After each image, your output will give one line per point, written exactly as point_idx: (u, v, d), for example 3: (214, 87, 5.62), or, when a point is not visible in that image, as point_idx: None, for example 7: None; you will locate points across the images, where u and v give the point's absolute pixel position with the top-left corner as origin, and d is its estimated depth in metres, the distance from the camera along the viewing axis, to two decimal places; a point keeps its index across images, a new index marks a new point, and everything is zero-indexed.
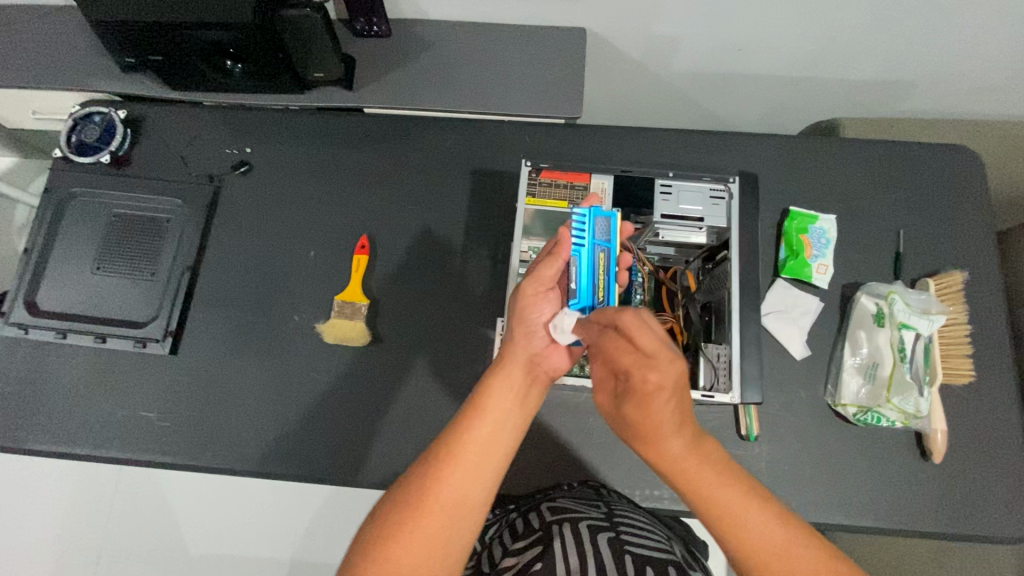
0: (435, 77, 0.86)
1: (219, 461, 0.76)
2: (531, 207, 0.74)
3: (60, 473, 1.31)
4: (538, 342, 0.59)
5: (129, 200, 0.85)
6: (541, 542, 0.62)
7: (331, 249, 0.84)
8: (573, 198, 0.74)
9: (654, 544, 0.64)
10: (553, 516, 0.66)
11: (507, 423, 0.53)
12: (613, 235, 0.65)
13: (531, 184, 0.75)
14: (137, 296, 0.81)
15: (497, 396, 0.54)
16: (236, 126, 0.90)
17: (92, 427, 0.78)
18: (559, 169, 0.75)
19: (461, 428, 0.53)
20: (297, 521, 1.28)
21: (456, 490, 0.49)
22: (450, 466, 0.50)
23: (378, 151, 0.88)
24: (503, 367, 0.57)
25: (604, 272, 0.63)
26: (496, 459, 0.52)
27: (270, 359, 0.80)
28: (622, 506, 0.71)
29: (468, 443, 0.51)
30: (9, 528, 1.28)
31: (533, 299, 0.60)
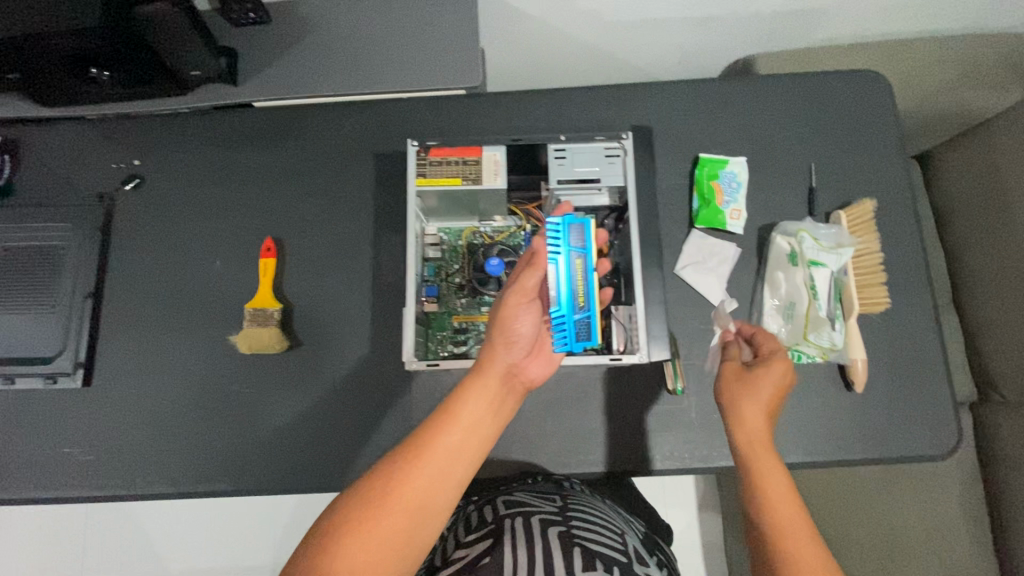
0: (323, 61, 0.82)
1: (150, 487, 0.74)
2: (423, 188, 0.71)
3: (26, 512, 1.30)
4: (516, 353, 0.62)
5: (17, 231, 0.80)
6: (491, 535, 0.64)
7: (238, 255, 0.80)
8: (466, 173, 0.71)
9: (605, 537, 0.66)
10: (507, 511, 0.68)
11: (477, 431, 0.56)
12: (588, 241, 0.70)
13: (421, 164, 0.72)
14: (38, 331, 0.77)
15: (472, 403, 0.57)
16: (121, 139, 0.85)
17: (14, 471, 0.75)
18: (447, 147, 0.73)
19: (434, 429, 0.55)
20: (272, 528, 1.29)
21: (424, 490, 0.51)
22: (420, 466, 0.52)
23: (275, 148, 0.84)
24: (482, 372, 0.59)
25: (582, 277, 0.70)
26: (464, 465, 0.54)
27: (191, 378, 0.77)
28: (577, 501, 0.72)
29: (438, 448, 0.53)
30: None
31: (514, 309, 0.61)
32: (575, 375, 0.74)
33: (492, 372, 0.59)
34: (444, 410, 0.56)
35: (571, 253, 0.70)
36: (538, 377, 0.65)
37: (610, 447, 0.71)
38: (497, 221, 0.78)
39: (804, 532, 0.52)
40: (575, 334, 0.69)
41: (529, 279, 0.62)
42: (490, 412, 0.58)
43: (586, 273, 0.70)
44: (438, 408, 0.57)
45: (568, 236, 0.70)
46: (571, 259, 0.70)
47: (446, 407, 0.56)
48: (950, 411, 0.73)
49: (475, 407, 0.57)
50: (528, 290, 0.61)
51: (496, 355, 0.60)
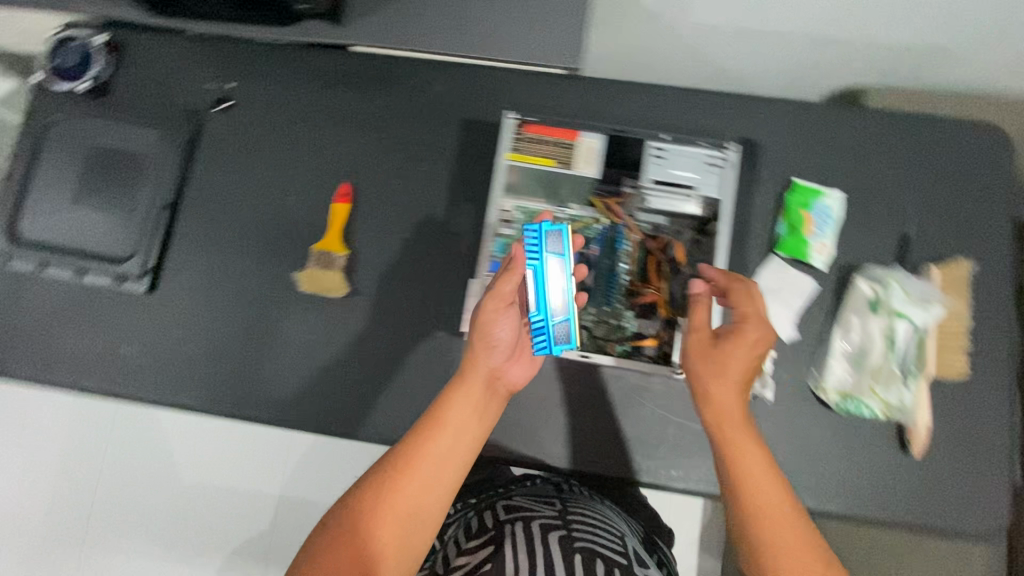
0: (427, 16, 0.80)
1: (195, 402, 0.77)
2: (513, 163, 0.74)
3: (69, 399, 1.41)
4: (496, 357, 0.64)
5: (111, 132, 0.83)
6: (492, 542, 0.68)
7: (312, 195, 0.81)
8: (559, 155, 0.74)
9: (604, 541, 0.70)
10: (508, 519, 0.73)
11: (461, 438, 0.60)
12: (568, 246, 0.66)
13: (517, 138, 0.75)
14: (116, 232, 0.80)
15: (456, 410, 0.61)
16: (218, 59, 0.85)
17: (72, 360, 0.79)
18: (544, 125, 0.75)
19: (419, 441, 0.59)
20: (286, 460, 1.37)
21: (413, 502, 0.57)
22: (406, 480, 0.57)
23: (364, 95, 0.83)
24: (465, 383, 0.62)
25: (561, 280, 0.66)
26: (449, 473, 0.59)
27: (246, 306, 0.79)
28: (577, 506, 0.77)
29: (424, 460, 0.58)
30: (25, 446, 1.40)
31: (492, 316, 0.63)
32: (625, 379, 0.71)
33: (475, 380, 0.62)
34: (430, 419, 0.60)
35: (547, 260, 0.66)
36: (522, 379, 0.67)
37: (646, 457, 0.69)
38: (574, 209, 0.75)
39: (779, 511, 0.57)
40: (555, 338, 0.66)
41: (507, 285, 0.63)
42: (473, 420, 0.61)
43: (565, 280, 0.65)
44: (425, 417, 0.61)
45: (545, 243, 0.66)
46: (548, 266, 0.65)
47: (431, 417, 0.60)
48: (1005, 494, 0.69)
49: (459, 416, 0.60)
50: (506, 295, 0.63)
51: (477, 364, 0.63)
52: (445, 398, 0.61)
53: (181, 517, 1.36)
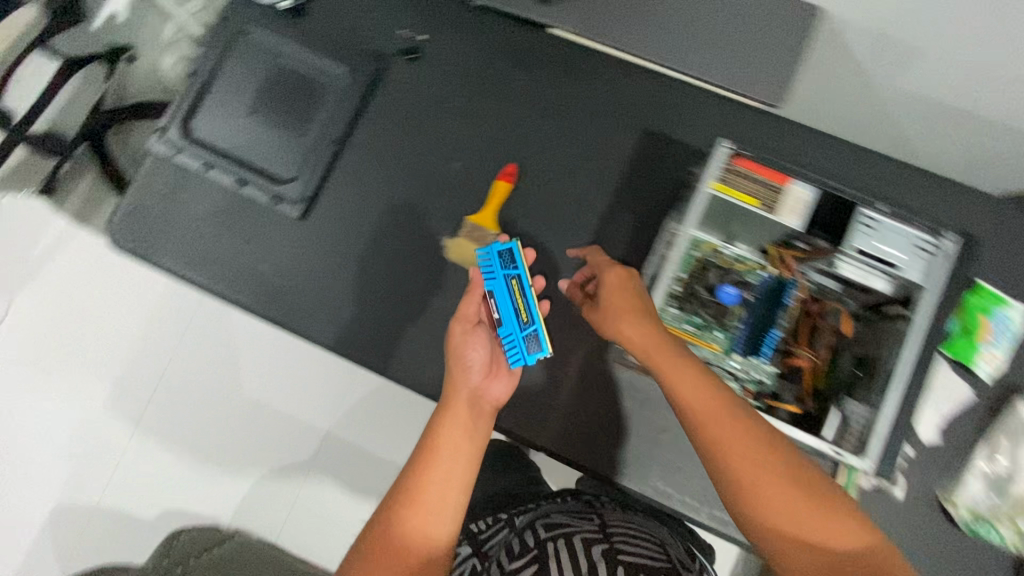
0: (639, 17, 0.77)
1: (318, 334, 0.79)
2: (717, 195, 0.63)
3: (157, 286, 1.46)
4: (474, 378, 0.69)
5: (298, 54, 0.83)
6: (536, 562, 0.66)
7: (475, 166, 0.81)
8: (765, 196, 0.64)
9: (646, 552, 0.68)
10: (547, 533, 0.70)
11: (455, 458, 0.64)
12: (519, 262, 0.71)
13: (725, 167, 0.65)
14: (283, 153, 0.81)
15: (446, 432, 0.65)
16: (415, 8, 0.84)
17: (214, 263, 0.81)
18: (761, 159, 0.64)
19: (418, 471, 0.64)
20: (345, 396, 1.40)
21: (419, 533, 0.61)
22: (406, 514, 0.61)
23: (550, 80, 0.81)
24: (451, 405, 0.67)
25: (522, 296, 0.70)
26: (451, 496, 0.62)
27: (389, 259, 0.80)
28: (613, 518, 0.75)
29: (426, 491, 0.62)
30: (107, 316, 1.46)
31: (463, 340, 0.69)
32: None
33: (455, 404, 0.67)
34: (425, 449, 0.65)
35: (505, 276, 0.70)
36: (506, 392, 0.71)
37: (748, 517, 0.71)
38: (740, 249, 0.71)
39: (777, 491, 0.56)
40: (526, 349, 0.69)
41: (469, 307, 0.70)
42: (465, 437, 0.65)
43: (526, 297, 0.70)
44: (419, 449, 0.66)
45: (497, 260, 0.71)
46: (506, 281, 0.70)
47: (426, 446, 0.65)
48: None
49: (450, 437, 0.65)
50: (470, 316, 0.70)
51: (457, 386, 0.68)
52: (435, 424, 0.66)
53: (232, 425, 1.41)
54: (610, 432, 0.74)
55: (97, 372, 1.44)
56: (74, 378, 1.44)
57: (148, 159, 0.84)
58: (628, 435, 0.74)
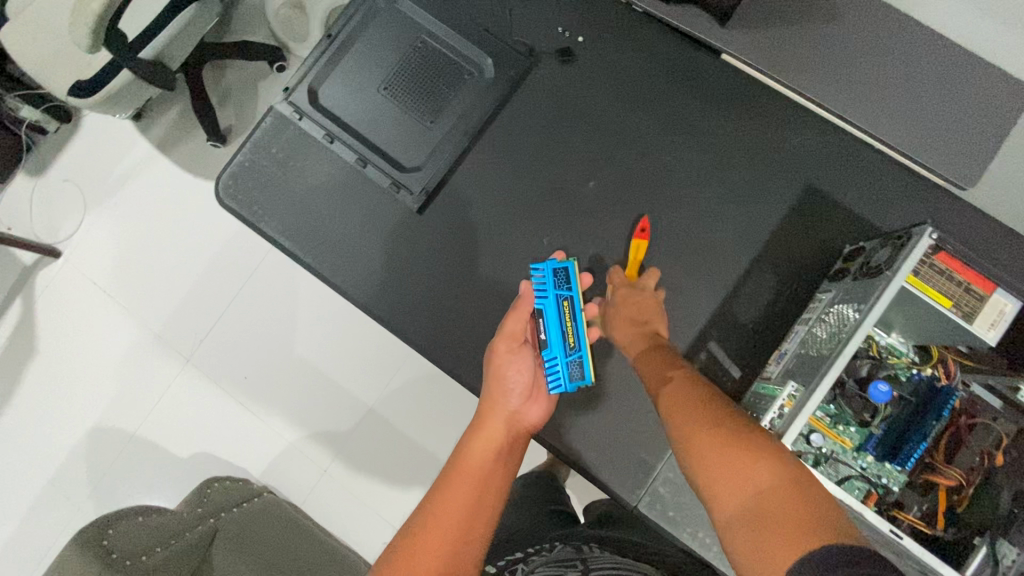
0: (828, 60, 0.70)
1: (414, 335, 0.75)
2: (910, 287, 0.57)
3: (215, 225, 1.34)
4: (513, 401, 0.64)
5: (445, 35, 0.78)
6: None
7: (610, 189, 0.75)
8: (961, 301, 0.58)
9: None
10: None
11: (485, 483, 0.56)
12: (574, 284, 0.69)
13: (921, 261, 0.58)
14: (411, 138, 0.76)
15: (475, 455, 0.58)
16: (577, 5, 0.77)
17: (319, 239, 0.78)
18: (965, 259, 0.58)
19: (443, 490, 0.56)
20: (391, 380, 1.29)
21: (443, 560, 0.51)
22: (427, 535, 0.52)
23: (710, 110, 0.74)
24: (483, 424, 0.61)
25: (571, 319, 0.69)
26: (480, 525, 0.54)
27: (501, 270, 0.75)
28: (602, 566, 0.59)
29: (448, 511, 0.54)
30: (155, 249, 1.34)
31: (505, 358, 0.65)
32: None
33: (488, 423, 0.61)
34: (451, 469, 0.58)
35: (557, 296, 0.69)
36: (543, 418, 0.66)
37: None
38: (892, 339, 0.64)
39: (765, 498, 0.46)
40: (568, 376, 0.69)
41: (512, 326, 0.66)
42: (496, 460, 0.59)
43: (575, 321, 0.69)
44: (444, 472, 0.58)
45: (552, 280, 0.69)
46: (560, 304, 0.69)
47: (454, 466, 0.58)
48: None
49: (479, 456, 0.58)
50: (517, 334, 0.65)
51: (495, 404, 0.63)
52: (465, 444, 0.60)
53: (275, 384, 1.30)
54: None
55: (142, 302, 1.34)
56: (118, 305, 1.34)
57: (270, 116, 0.80)
58: None
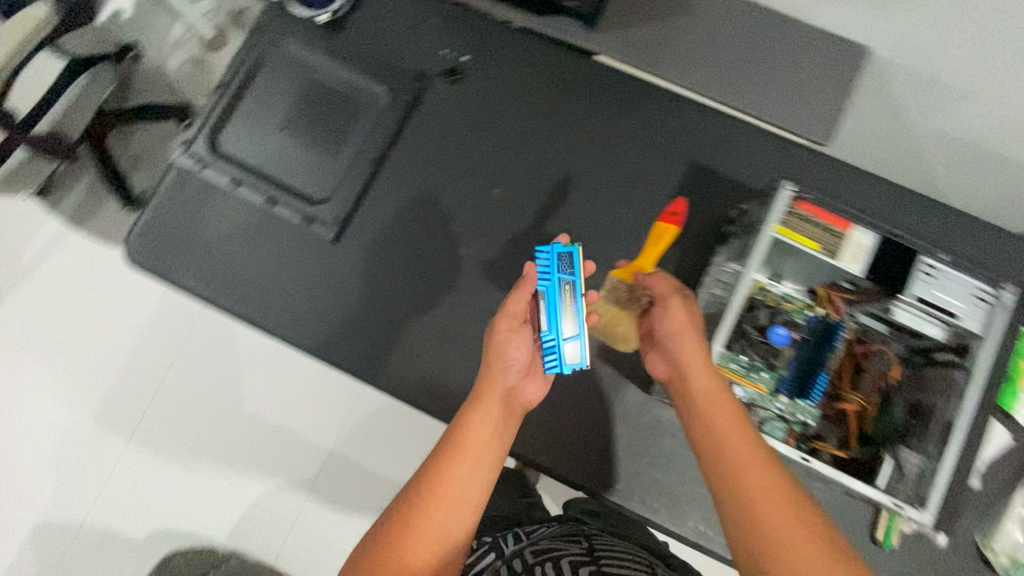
0: (685, 50, 0.78)
1: (347, 361, 0.76)
2: (777, 237, 0.64)
3: (143, 292, 1.31)
4: (511, 377, 0.66)
5: (336, 70, 0.81)
6: None
7: (512, 191, 0.79)
8: (826, 241, 0.64)
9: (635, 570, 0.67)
10: (535, 559, 0.69)
11: (482, 459, 0.61)
12: (578, 269, 0.65)
13: (787, 211, 0.65)
14: (317, 172, 0.79)
15: (473, 431, 0.62)
16: (458, 27, 0.82)
17: (237, 284, 0.78)
18: (822, 204, 0.64)
19: (445, 463, 0.60)
20: (347, 417, 1.27)
21: (441, 526, 0.57)
22: (430, 506, 0.58)
23: (594, 106, 0.80)
24: (481, 399, 0.64)
25: (572, 304, 0.64)
26: (475, 493, 0.60)
27: (423, 284, 0.77)
28: (604, 541, 0.73)
29: (447, 483, 0.59)
30: (82, 325, 1.29)
31: (506, 335, 0.65)
32: None
33: (488, 400, 0.64)
34: (452, 442, 0.62)
35: (559, 279, 0.65)
36: (536, 395, 0.69)
37: None
38: (785, 285, 0.70)
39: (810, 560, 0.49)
40: (566, 360, 0.64)
41: (517, 304, 0.65)
42: (493, 435, 0.63)
43: (576, 304, 0.64)
44: (445, 442, 0.63)
45: (555, 265, 0.65)
46: (561, 286, 0.64)
47: (455, 439, 0.62)
48: None
49: (477, 433, 0.62)
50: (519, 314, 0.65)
51: (493, 379, 0.65)
52: (462, 417, 0.63)
53: (228, 444, 1.26)
54: (649, 469, 0.73)
55: (74, 381, 1.28)
56: (46, 390, 1.27)
57: (173, 170, 0.80)
58: (668, 473, 0.72)
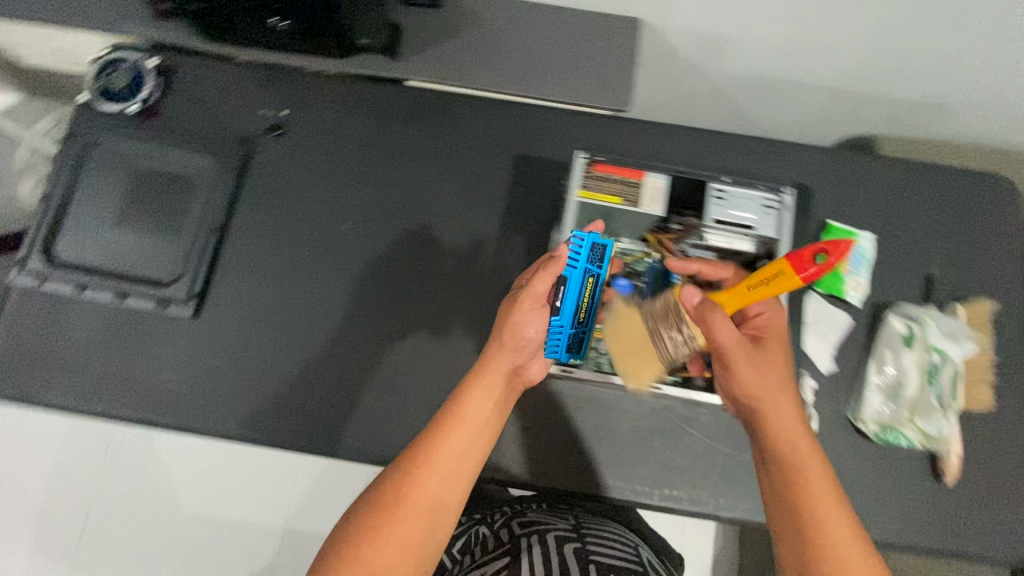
0: (481, 58, 0.84)
1: (237, 430, 0.76)
2: (584, 201, 0.74)
3: (46, 426, 1.24)
4: (520, 357, 0.68)
5: (157, 154, 0.82)
6: (509, 553, 0.84)
7: (360, 223, 0.82)
8: (626, 193, 0.75)
9: (616, 551, 0.85)
10: (523, 530, 0.90)
11: (480, 436, 0.63)
12: (606, 263, 0.72)
13: (584, 175, 0.76)
14: (160, 255, 0.78)
15: (473, 406, 0.64)
16: (269, 86, 0.86)
17: (111, 388, 0.77)
18: (612, 164, 0.76)
19: (442, 435, 0.62)
20: (292, 490, 1.23)
21: (432, 494, 0.60)
22: (426, 473, 0.60)
23: (416, 127, 0.86)
24: (483, 377, 0.65)
25: (588, 296, 0.71)
26: (468, 464, 0.62)
27: (297, 333, 0.79)
28: (591, 524, 0.92)
29: (443, 455, 0.61)
30: None
31: (524, 316, 0.67)
32: (673, 408, 0.76)
33: (496, 377, 0.66)
34: (450, 415, 0.63)
35: (585, 270, 0.71)
36: (539, 375, 0.72)
37: (700, 488, 0.74)
38: (624, 244, 0.79)
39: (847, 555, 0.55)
40: (567, 348, 0.72)
41: (541, 286, 0.67)
42: (491, 412, 0.65)
43: (592, 296, 0.71)
44: (443, 414, 0.64)
45: (587, 256, 0.71)
46: (584, 277, 0.70)
47: (452, 412, 0.63)
48: None
49: (477, 409, 0.64)
50: (540, 293, 0.67)
51: (501, 357, 0.66)
52: (466, 389, 0.65)
53: (174, 555, 1.20)
54: (551, 443, 0.76)
55: None
56: None
57: (16, 293, 0.79)
58: (571, 440, 0.76)
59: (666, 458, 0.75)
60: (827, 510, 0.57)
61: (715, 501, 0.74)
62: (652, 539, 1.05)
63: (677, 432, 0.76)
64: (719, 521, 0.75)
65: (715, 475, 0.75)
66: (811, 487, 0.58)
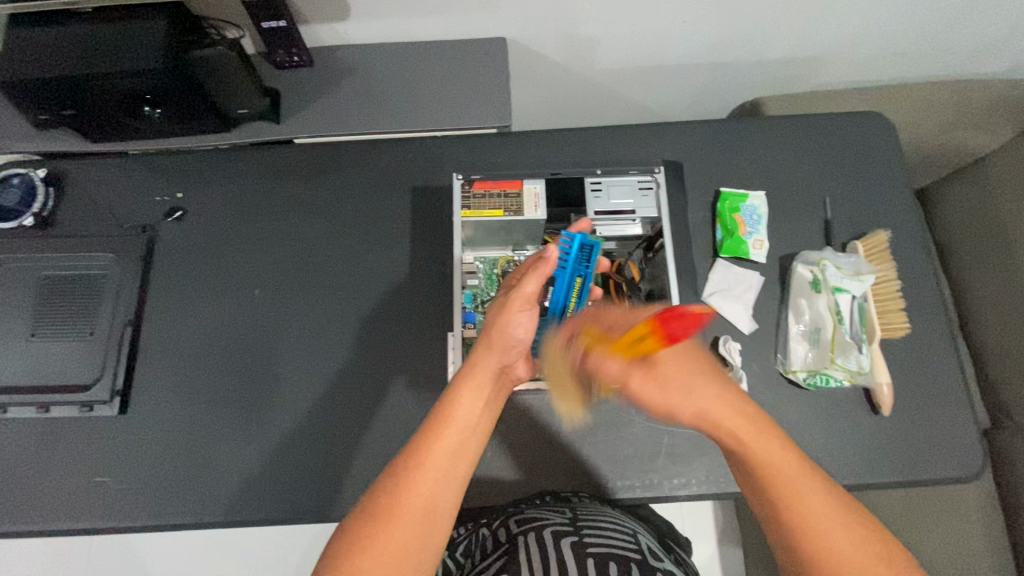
0: (360, 101, 0.85)
1: (186, 516, 0.75)
2: (468, 220, 0.79)
3: (18, 555, 1.19)
4: (510, 357, 0.60)
5: (59, 261, 0.82)
6: (504, 553, 0.62)
7: (277, 285, 0.84)
8: (507, 205, 0.79)
9: (622, 541, 0.64)
10: (519, 527, 0.66)
11: (473, 433, 0.55)
12: (593, 262, 0.75)
13: (466, 197, 0.80)
14: (77, 360, 0.78)
15: (464, 405, 0.55)
16: (164, 172, 0.88)
17: (50, 501, 0.76)
18: (490, 180, 0.81)
19: (430, 438, 0.53)
20: (282, 567, 1.18)
21: (428, 498, 0.50)
22: (420, 473, 0.51)
23: (315, 182, 0.88)
24: (473, 374, 0.57)
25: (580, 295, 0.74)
26: (464, 466, 0.53)
27: (232, 406, 0.79)
28: (590, 509, 0.70)
29: (435, 456, 0.52)
30: None
31: (515, 316, 0.59)
32: (609, 399, 0.78)
33: (485, 375, 0.57)
34: (440, 416, 0.55)
35: (573, 270, 0.75)
36: (525, 374, 0.65)
37: (650, 472, 0.75)
38: (529, 251, 0.84)
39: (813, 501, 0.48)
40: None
41: (529, 286, 0.60)
42: (482, 414, 0.56)
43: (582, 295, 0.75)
44: (431, 416, 0.55)
45: (576, 256, 0.75)
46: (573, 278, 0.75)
47: (442, 413, 0.55)
48: (971, 434, 0.76)
49: (468, 408, 0.55)
50: (532, 295, 0.60)
51: (488, 354, 0.59)
52: (452, 388, 0.56)
53: None
54: (500, 460, 0.77)
55: None
56: None
57: None
58: (517, 451, 0.77)
59: (613, 450, 0.76)
60: (800, 493, 0.48)
61: (668, 481, 0.75)
62: (660, 525, 0.86)
63: (618, 422, 0.77)
64: (678, 500, 0.76)
65: (663, 456, 0.76)
66: (776, 479, 0.49)
